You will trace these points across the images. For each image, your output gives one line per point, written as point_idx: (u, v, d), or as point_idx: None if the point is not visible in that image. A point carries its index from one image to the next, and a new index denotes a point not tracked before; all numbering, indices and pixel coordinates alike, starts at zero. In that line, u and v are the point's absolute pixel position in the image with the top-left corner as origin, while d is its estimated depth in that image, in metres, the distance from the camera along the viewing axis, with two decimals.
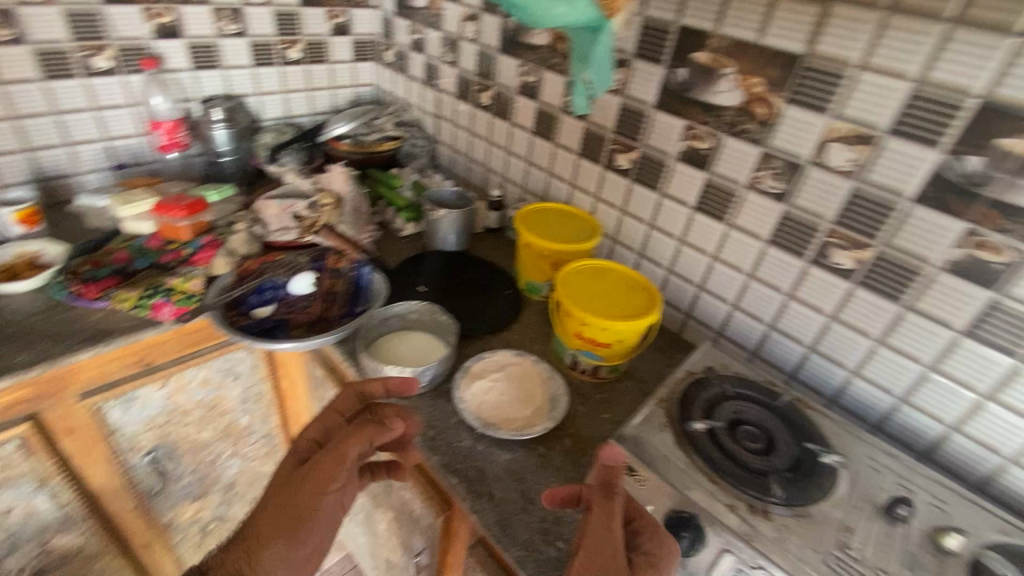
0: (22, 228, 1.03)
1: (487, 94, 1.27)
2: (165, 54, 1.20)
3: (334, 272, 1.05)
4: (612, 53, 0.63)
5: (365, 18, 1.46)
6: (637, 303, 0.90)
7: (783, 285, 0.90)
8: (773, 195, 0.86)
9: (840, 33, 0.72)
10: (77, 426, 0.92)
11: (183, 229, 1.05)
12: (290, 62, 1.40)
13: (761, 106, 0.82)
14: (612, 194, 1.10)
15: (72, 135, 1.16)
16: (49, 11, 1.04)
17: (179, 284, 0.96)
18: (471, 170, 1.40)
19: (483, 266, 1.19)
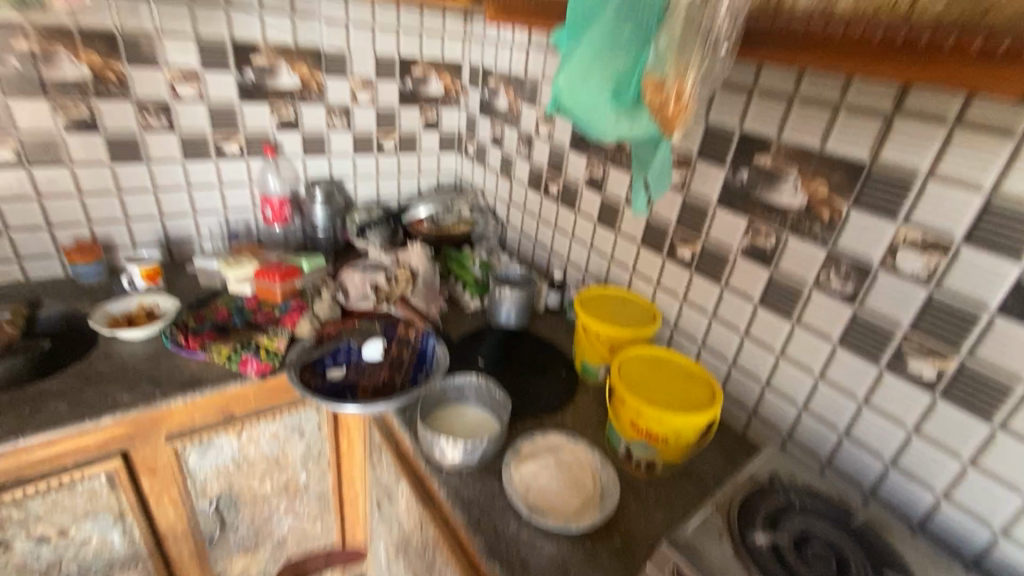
0: (146, 283, 1.20)
1: (556, 185, 1.36)
2: (283, 144, 1.41)
3: (402, 341, 1.11)
4: (670, 165, 0.63)
5: (453, 116, 1.64)
6: (695, 397, 0.88)
7: (856, 391, 0.85)
8: (841, 297, 0.84)
9: (905, 145, 0.73)
10: (158, 467, 1.01)
11: (277, 293, 1.16)
12: (384, 152, 1.58)
13: (825, 209, 0.83)
14: (674, 284, 1.11)
15: (198, 206, 1.36)
16: (200, 108, 1.27)
17: (266, 341, 1.06)
18: (537, 252, 1.47)
19: (541, 345, 1.22)
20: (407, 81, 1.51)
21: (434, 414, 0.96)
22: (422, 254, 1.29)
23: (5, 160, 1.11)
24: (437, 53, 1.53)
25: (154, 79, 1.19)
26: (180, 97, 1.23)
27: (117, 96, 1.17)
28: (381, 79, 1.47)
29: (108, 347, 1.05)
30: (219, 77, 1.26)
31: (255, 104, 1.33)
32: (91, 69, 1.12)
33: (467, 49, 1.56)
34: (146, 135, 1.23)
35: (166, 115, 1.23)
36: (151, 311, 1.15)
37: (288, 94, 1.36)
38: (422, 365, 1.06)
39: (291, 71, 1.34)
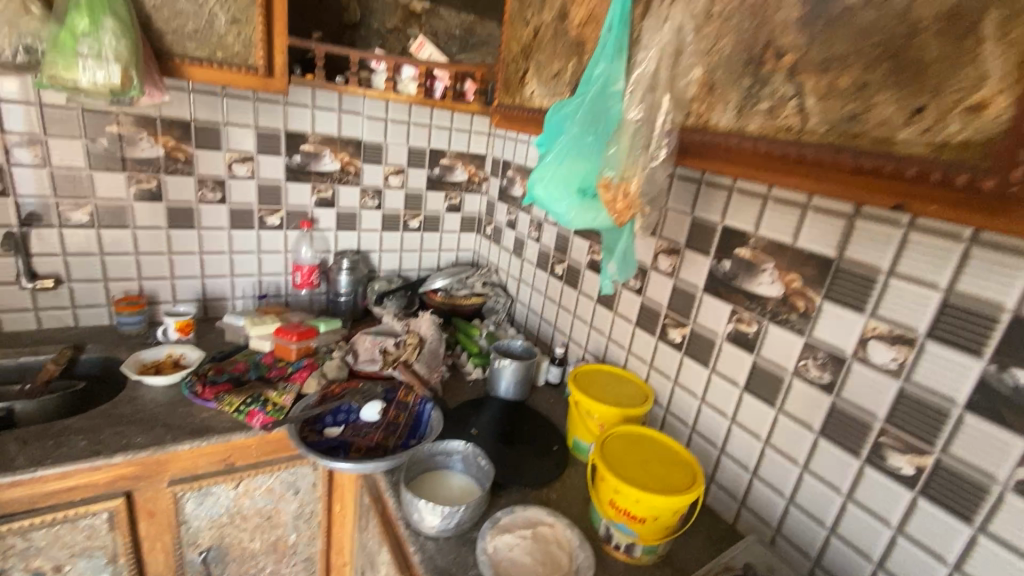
0: (178, 334, 1.31)
1: (562, 266, 1.45)
2: (319, 218, 1.57)
3: (400, 405, 1.16)
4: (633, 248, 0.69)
5: (474, 200, 1.79)
6: (676, 478, 0.88)
7: (839, 484, 0.84)
8: (820, 386, 0.86)
9: (867, 244, 0.79)
10: (156, 510, 1.05)
11: (292, 351, 1.25)
12: (409, 229, 1.73)
13: (800, 300, 0.88)
14: (666, 365, 1.14)
15: (236, 269, 1.51)
16: (250, 185, 1.45)
17: (274, 396, 1.13)
18: (542, 328, 1.53)
19: (536, 418, 1.24)
20: (435, 168, 1.69)
21: (420, 478, 0.99)
22: (431, 323, 1.37)
23: (80, 221, 1.29)
24: (464, 146, 1.71)
25: (215, 159, 1.38)
26: (234, 175, 1.42)
27: (182, 172, 1.36)
28: (411, 166, 1.65)
29: (133, 391, 1.14)
30: (270, 160, 1.45)
31: (298, 183, 1.50)
32: (165, 150, 1.32)
33: (491, 144, 1.74)
34: (200, 206, 1.40)
35: (220, 190, 1.41)
36: (178, 359, 1.26)
37: (328, 176, 1.54)
38: (415, 430, 1.11)
39: (333, 157, 1.52)
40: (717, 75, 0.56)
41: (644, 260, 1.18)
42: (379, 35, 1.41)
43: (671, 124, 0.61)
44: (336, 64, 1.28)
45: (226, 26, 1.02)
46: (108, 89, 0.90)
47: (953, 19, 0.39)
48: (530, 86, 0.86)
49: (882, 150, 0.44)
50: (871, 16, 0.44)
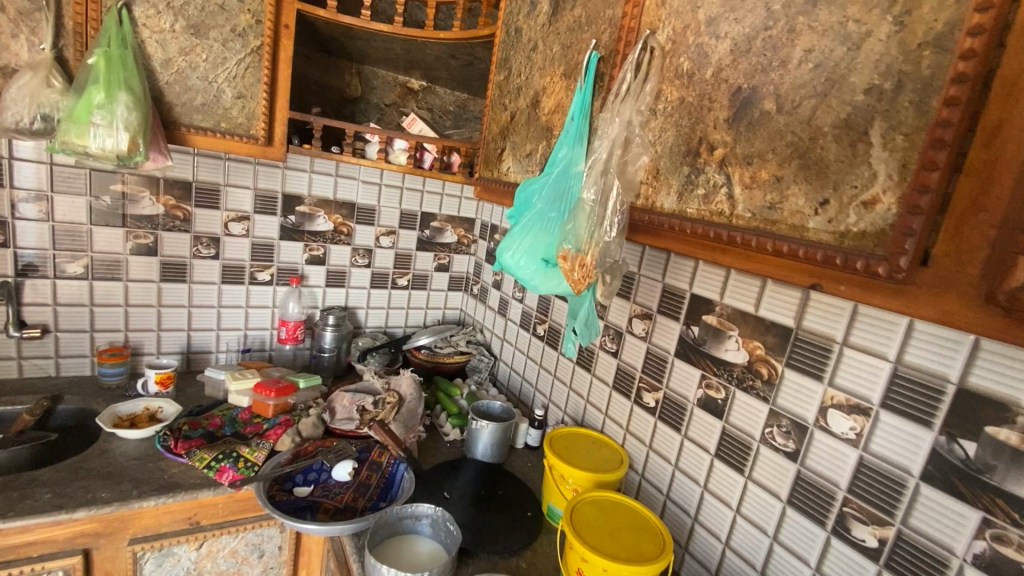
0: (157, 387, 1.31)
1: (543, 327, 1.48)
2: (309, 275, 1.61)
3: (374, 465, 1.16)
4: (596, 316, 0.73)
5: (462, 261, 1.85)
6: (645, 546, 0.87)
7: (808, 556, 0.83)
8: (785, 453, 0.87)
9: (821, 315, 0.83)
10: (114, 570, 1.02)
11: (269, 407, 1.25)
12: (397, 287, 1.77)
13: (764, 367, 0.91)
14: (640, 429, 1.15)
15: (223, 322, 1.53)
16: (244, 242, 1.50)
17: (247, 452, 1.13)
18: (522, 389, 1.54)
19: (511, 482, 1.23)
20: (425, 231, 1.76)
21: (387, 543, 0.97)
22: (410, 382, 1.39)
23: (75, 273, 1.33)
24: (454, 210, 1.79)
25: (212, 218, 1.44)
26: (230, 233, 1.47)
27: (179, 229, 1.41)
28: (402, 228, 1.72)
29: (105, 444, 1.13)
30: (265, 219, 1.51)
31: (291, 241, 1.56)
32: (165, 208, 1.38)
33: (480, 209, 1.82)
34: (194, 261, 1.45)
35: (214, 246, 1.46)
36: (154, 412, 1.26)
37: (321, 236, 1.60)
38: (386, 492, 1.10)
39: (327, 218, 1.59)
40: (660, 163, 0.64)
41: (619, 324, 1.21)
42: (377, 109, 1.52)
43: (623, 206, 0.66)
44: (334, 134, 1.37)
45: (232, 100, 1.11)
46: (115, 154, 0.97)
47: (847, 128, 0.46)
48: (507, 162, 0.93)
49: (796, 235, 0.50)
50: (783, 121, 0.50)
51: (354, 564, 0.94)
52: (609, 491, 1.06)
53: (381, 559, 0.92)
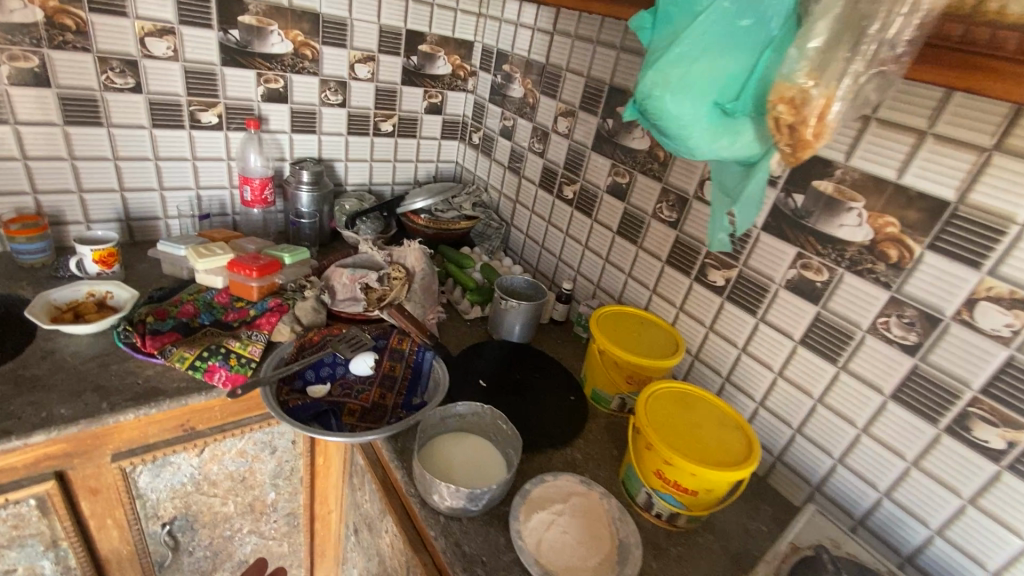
0: (98, 268, 1.03)
1: (571, 188, 1.24)
2: (268, 116, 1.24)
3: (395, 353, 0.98)
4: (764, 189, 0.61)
5: (458, 101, 1.50)
6: (732, 445, 0.77)
7: (905, 450, 0.77)
8: (901, 346, 0.75)
9: (999, 186, 0.64)
10: (101, 487, 0.87)
11: (253, 290, 1.01)
12: (381, 133, 1.43)
13: (893, 248, 0.74)
14: (699, 309, 1.01)
15: (166, 181, 1.19)
16: (172, 67, 1.09)
17: (239, 348, 0.92)
18: (542, 258, 1.36)
19: (546, 363, 1.10)
20: (413, 57, 1.36)
21: (430, 445, 0.83)
22: (420, 255, 1.18)
23: None
24: (448, 30, 1.38)
25: (120, 29, 1.02)
26: (150, 53, 1.06)
27: (74, 46, 0.99)
28: (384, 53, 1.32)
29: (48, 344, 0.89)
30: (197, 34, 1.09)
31: (238, 68, 1.16)
32: (44, 12, 0.95)
33: (481, 29, 1.41)
34: (106, 95, 1.06)
35: (132, 73, 1.06)
36: (102, 299, 1.00)
37: (278, 61, 1.20)
38: (416, 384, 0.94)
39: (283, 35, 1.17)
40: None
41: (685, 189, 0.99)
42: None
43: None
44: None
45: None
46: None
47: None
48: None
49: None
50: None
51: (395, 470, 0.81)
52: (659, 379, 0.94)
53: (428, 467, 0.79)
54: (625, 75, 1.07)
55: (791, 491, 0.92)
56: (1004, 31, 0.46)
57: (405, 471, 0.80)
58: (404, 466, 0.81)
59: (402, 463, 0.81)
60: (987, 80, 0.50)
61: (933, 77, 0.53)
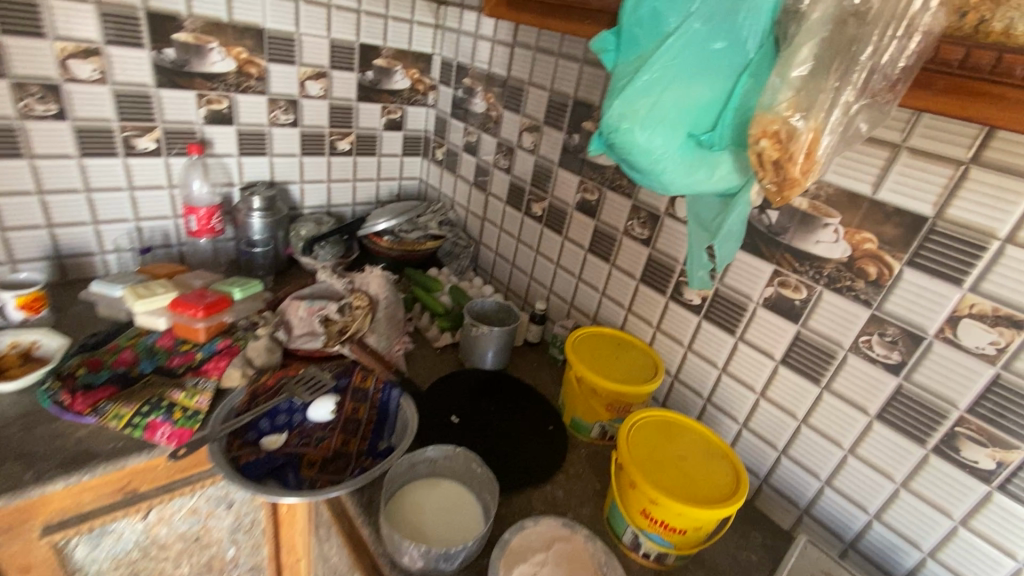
0: (22, 314, 0.94)
1: (540, 205, 1.20)
2: (213, 140, 1.16)
3: (358, 394, 0.91)
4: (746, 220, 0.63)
5: (419, 115, 1.44)
6: (718, 479, 0.73)
7: (893, 471, 0.75)
8: (884, 365, 0.73)
9: (977, 201, 0.62)
10: (32, 564, 0.77)
11: (200, 331, 0.93)
12: (338, 153, 1.35)
13: (872, 265, 0.71)
14: (677, 329, 0.98)
15: (100, 213, 1.09)
16: (100, 90, 1.00)
17: (183, 399, 0.84)
18: (514, 277, 1.31)
19: (521, 390, 1.05)
20: (368, 72, 1.30)
21: (398, 497, 0.77)
22: (383, 282, 1.11)
23: None
24: (404, 43, 1.32)
25: (38, 52, 0.93)
26: (74, 77, 0.97)
27: None
28: (336, 68, 1.25)
29: None
30: (127, 54, 1.00)
31: (175, 90, 1.07)
32: None
33: (439, 41, 1.36)
34: (25, 123, 0.96)
35: (55, 100, 0.97)
36: (27, 350, 0.90)
37: (221, 81, 1.12)
38: (382, 426, 0.87)
39: (224, 52, 1.09)
40: None
41: (656, 206, 0.96)
42: None
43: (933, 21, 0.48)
44: None
45: None
46: None
47: None
48: None
49: None
50: None
51: (361, 527, 0.74)
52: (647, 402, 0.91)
53: (397, 525, 0.72)
54: (589, 89, 1.03)
55: (779, 514, 0.89)
56: (1009, 55, 0.49)
57: (372, 529, 0.73)
58: (371, 523, 0.74)
59: (370, 520, 0.75)
60: (981, 102, 0.52)
61: (923, 103, 0.56)
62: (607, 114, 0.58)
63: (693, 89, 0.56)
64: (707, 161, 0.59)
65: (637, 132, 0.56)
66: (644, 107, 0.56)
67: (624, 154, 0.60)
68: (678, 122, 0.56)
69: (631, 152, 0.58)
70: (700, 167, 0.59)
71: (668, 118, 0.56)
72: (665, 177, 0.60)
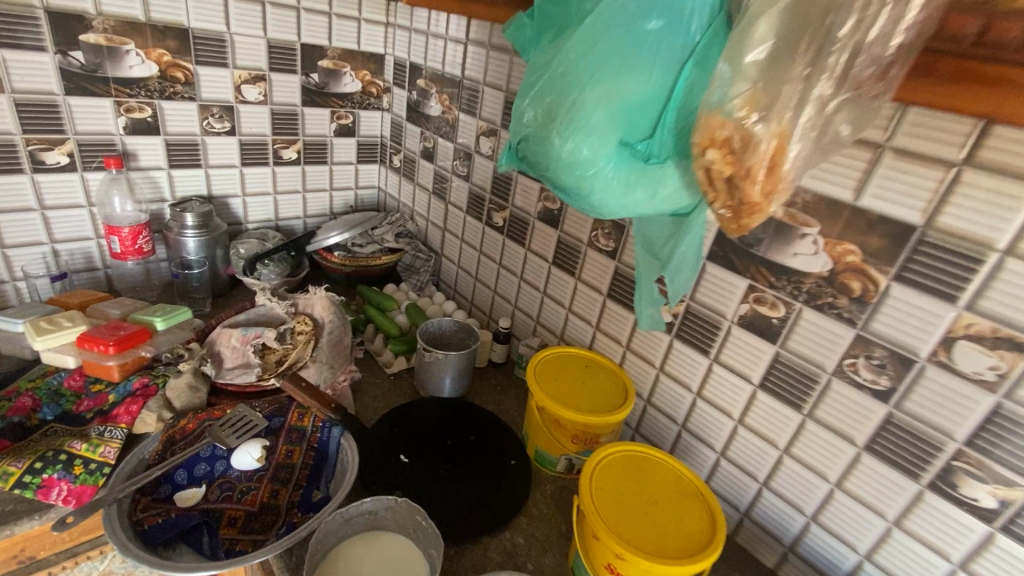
0: None
1: (500, 214, 1.11)
2: (137, 152, 1.04)
3: (293, 435, 0.81)
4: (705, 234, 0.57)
5: (373, 120, 1.34)
6: (693, 527, 0.65)
7: (885, 508, 0.67)
8: (871, 391, 0.65)
9: (972, 208, 0.55)
10: None
11: (112, 370, 0.81)
12: (284, 162, 1.25)
13: (856, 280, 0.64)
14: (647, 349, 0.89)
15: (7, 237, 0.97)
16: None
17: (85, 452, 0.72)
18: (476, 292, 1.22)
19: (480, 420, 0.96)
20: (313, 74, 1.20)
21: (332, 559, 0.68)
22: (329, 305, 1.02)
23: None
24: (352, 42, 1.22)
25: None
26: None
27: None
28: (276, 71, 1.14)
29: None
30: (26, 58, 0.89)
31: (88, 97, 0.96)
32: None
33: (391, 40, 1.26)
34: None
35: None
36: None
37: (141, 86, 1.01)
38: (318, 474, 0.78)
39: (143, 55, 0.99)
40: None
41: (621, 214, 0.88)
42: None
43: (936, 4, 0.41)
44: None
45: None
46: None
47: None
48: None
49: None
50: None
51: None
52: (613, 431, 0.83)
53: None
54: None
55: (762, 551, 0.81)
56: None
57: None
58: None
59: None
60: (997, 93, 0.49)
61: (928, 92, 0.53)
62: (521, 119, 0.51)
63: (627, 86, 0.47)
64: (643, 175, 0.51)
65: (557, 141, 0.49)
66: (566, 111, 0.48)
67: (542, 166, 0.52)
68: (608, 130, 0.48)
69: (549, 164, 0.51)
70: (634, 183, 0.51)
71: (596, 125, 0.48)
72: (591, 195, 0.52)
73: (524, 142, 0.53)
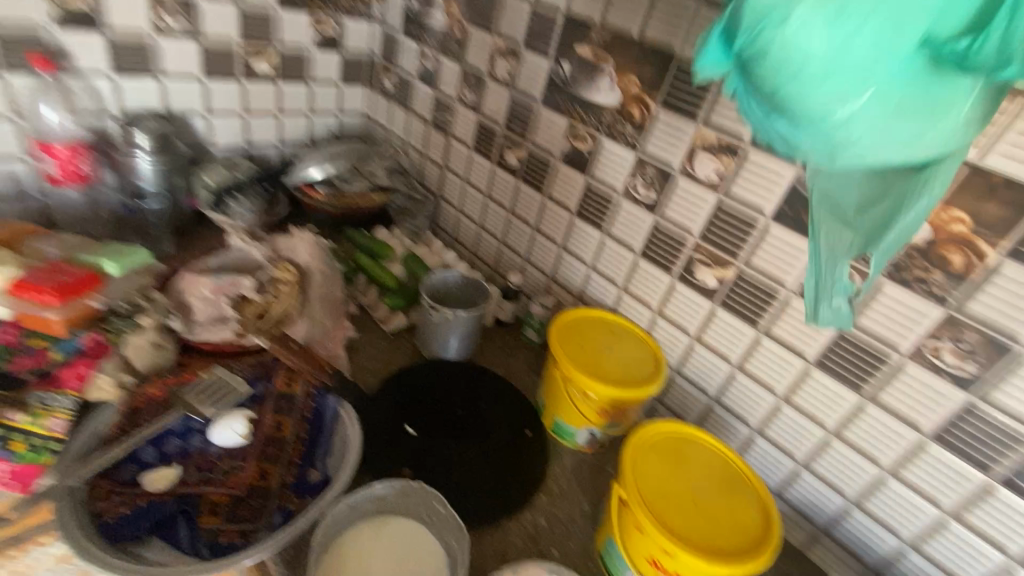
0: None
1: (515, 153, 0.96)
2: (72, 51, 0.83)
3: (281, 403, 0.70)
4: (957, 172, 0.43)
5: (362, 33, 1.13)
6: (746, 521, 0.58)
7: (943, 498, 0.62)
8: (951, 376, 0.59)
9: None
10: None
11: (54, 323, 0.66)
12: (256, 76, 1.04)
13: (956, 253, 0.56)
14: (683, 315, 0.80)
15: None
16: None
17: (26, 424, 0.58)
18: (481, 241, 1.09)
19: (493, 384, 0.86)
20: None
21: (339, 544, 0.59)
22: (318, 249, 0.89)
23: None
24: None
25: None
26: None
27: None
28: None
29: None
30: None
31: None
32: None
33: None
34: None
35: None
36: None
37: None
38: (314, 448, 0.67)
39: None
40: None
41: (668, 161, 0.76)
42: None
43: None
44: None
45: None
46: None
47: None
48: None
49: None
50: None
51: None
52: (638, 402, 0.75)
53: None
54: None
55: (789, 530, 0.78)
56: None
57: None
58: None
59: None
60: None
61: None
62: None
63: None
64: (933, 84, 0.36)
65: (819, 32, 0.33)
66: None
67: (774, 81, 0.36)
68: (906, 13, 0.33)
69: (797, 66, 0.34)
70: (915, 95, 0.36)
71: (895, 1, 0.33)
72: (846, 118, 0.36)
73: (753, 35, 0.35)
